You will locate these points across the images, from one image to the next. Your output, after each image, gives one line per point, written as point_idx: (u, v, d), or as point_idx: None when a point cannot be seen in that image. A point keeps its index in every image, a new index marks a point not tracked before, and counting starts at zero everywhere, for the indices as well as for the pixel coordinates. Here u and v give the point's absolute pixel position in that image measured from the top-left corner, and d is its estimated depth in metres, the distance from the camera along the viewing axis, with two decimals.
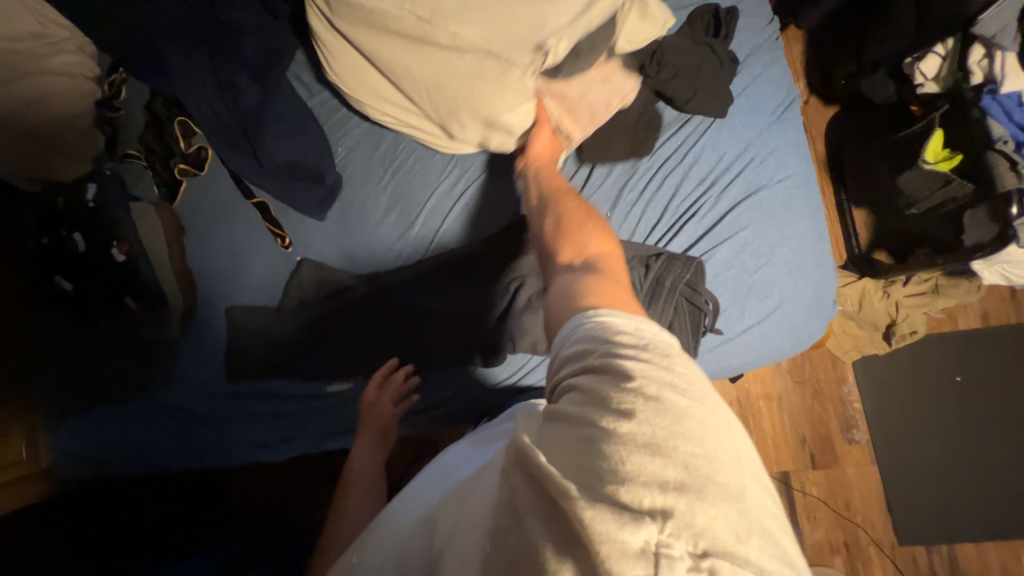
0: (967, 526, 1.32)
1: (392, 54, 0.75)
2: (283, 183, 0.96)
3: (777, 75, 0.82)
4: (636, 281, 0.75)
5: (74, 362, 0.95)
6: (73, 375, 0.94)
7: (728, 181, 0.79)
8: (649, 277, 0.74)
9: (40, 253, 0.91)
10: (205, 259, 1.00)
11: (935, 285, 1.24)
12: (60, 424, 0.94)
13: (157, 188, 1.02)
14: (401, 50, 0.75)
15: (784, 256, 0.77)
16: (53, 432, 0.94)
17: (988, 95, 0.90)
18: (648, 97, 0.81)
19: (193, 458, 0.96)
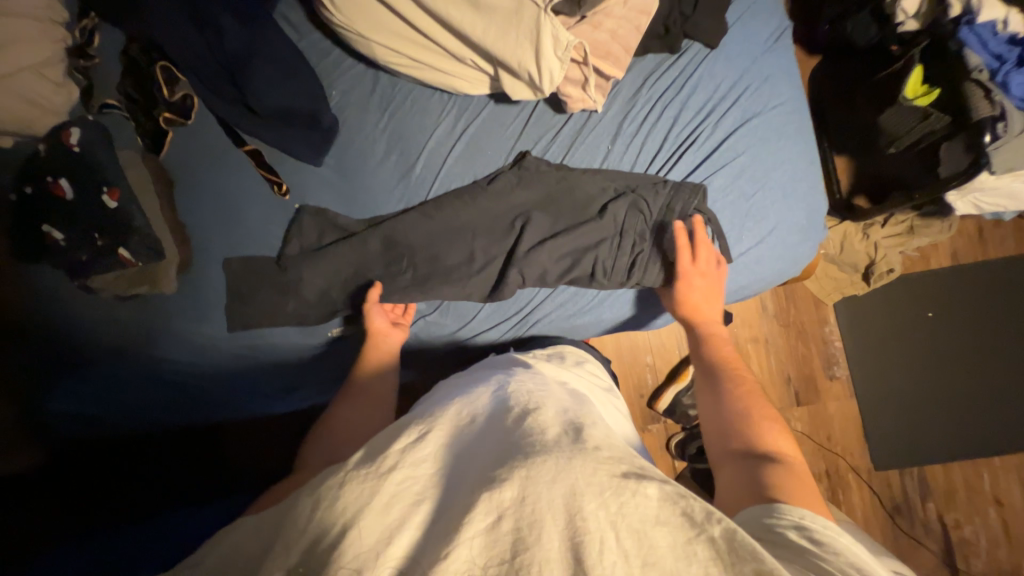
0: (937, 451, 1.42)
1: None
2: (278, 129, 0.95)
3: (772, 4, 0.82)
4: (646, 208, 0.82)
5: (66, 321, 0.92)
6: (68, 333, 0.92)
7: (725, 109, 0.81)
8: (658, 204, 0.82)
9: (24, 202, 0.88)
10: (197, 212, 0.96)
11: (910, 226, 1.30)
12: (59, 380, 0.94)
13: (142, 139, 0.97)
14: None
15: (778, 180, 0.80)
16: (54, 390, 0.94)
17: (965, 27, 0.93)
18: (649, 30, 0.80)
19: (211, 405, 1.00)
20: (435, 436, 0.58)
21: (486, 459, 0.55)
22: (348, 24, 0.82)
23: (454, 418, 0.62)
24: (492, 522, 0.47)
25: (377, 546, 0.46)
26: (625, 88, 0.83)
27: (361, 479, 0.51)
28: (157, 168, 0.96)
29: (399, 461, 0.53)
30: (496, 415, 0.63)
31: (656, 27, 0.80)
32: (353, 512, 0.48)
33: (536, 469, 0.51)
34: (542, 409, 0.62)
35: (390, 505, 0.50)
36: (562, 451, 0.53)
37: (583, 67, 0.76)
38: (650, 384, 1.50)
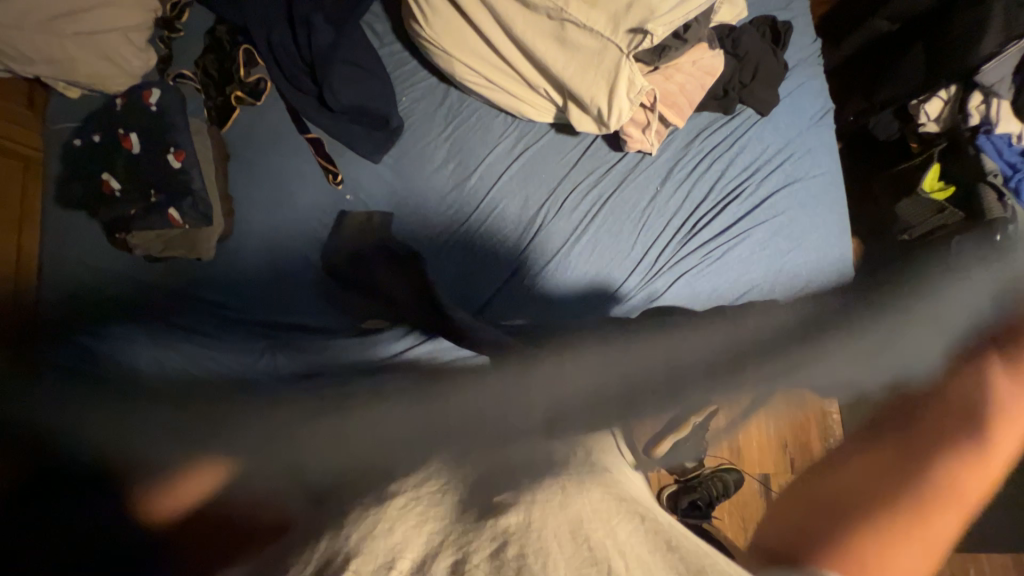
0: None
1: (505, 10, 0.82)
2: (346, 123, 0.99)
3: (821, 86, 0.91)
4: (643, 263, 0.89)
5: (107, 275, 0.95)
6: (97, 288, 0.95)
7: (769, 170, 0.87)
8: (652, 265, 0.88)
9: (99, 151, 0.93)
10: (249, 187, 0.99)
11: None
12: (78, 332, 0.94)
13: (209, 111, 1.02)
14: (511, 10, 0.82)
15: (811, 243, 0.86)
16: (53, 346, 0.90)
17: (983, 135, 1.05)
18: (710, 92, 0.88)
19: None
20: (443, 472, 0.53)
21: (494, 489, 0.48)
22: (435, 40, 0.89)
23: (462, 463, 0.57)
24: (497, 546, 0.37)
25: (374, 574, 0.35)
26: (678, 137, 0.90)
27: (364, 513, 0.43)
28: (219, 140, 0.99)
29: (403, 493, 0.46)
30: (505, 458, 0.57)
31: (716, 90, 0.88)
32: (356, 540, 0.38)
33: (552, 495, 0.44)
34: (554, 452, 0.58)
35: (395, 529, 0.39)
36: (572, 482, 0.47)
37: (649, 112, 0.84)
38: (650, 431, 1.50)
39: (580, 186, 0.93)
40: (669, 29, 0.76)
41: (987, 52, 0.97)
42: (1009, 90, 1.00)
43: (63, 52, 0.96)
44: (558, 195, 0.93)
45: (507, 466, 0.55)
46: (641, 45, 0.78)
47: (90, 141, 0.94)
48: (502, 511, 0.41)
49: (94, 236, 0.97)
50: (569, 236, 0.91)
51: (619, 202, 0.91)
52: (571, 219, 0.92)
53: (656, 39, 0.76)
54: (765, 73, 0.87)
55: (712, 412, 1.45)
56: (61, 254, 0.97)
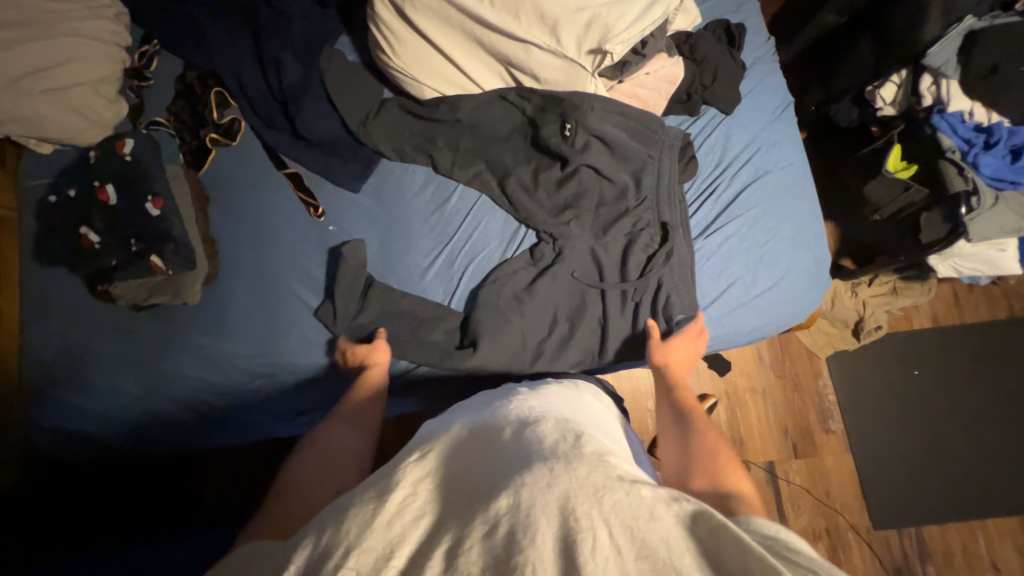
0: (931, 510, 1.44)
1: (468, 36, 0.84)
2: (324, 156, 1.00)
3: (778, 81, 0.95)
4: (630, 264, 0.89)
5: (92, 328, 0.95)
6: (84, 343, 0.94)
7: (739, 167, 0.90)
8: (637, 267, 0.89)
9: (75, 205, 0.93)
10: (229, 227, 0.99)
11: (893, 287, 1.41)
12: (69, 388, 0.93)
13: (184, 156, 1.02)
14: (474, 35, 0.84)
15: (788, 232, 0.88)
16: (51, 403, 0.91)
17: (937, 114, 1.07)
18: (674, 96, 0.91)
19: (213, 428, 0.99)
20: (437, 450, 0.58)
21: (483, 469, 0.54)
22: (403, 68, 0.90)
23: (448, 437, 0.61)
24: (489, 528, 0.44)
25: (380, 563, 0.42)
26: (654, 136, 0.87)
27: (366, 499, 0.49)
28: (196, 184, 0.99)
29: (401, 478, 0.51)
30: (493, 430, 0.62)
31: (679, 94, 0.90)
32: (356, 533, 0.45)
33: (536, 476, 0.48)
34: (539, 423, 0.62)
35: (394, 519, 0.46)
36: (560, 457, 0.52)
37: (616, 124, 0.86)
38: (651, 430, 1.52)
39: (561, 186, 0.90)
40: (626, 46, 0.79)
41: (930, 36, 1.02)
42: (954, 70, 1.03)
43: (31, 110, 0.96)
44: (540, 198, 0.91)
45: (497, 438, 0.60)
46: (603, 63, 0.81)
47: (64, 196, 0.94)
48: (496, 496, 0.47)
49: (76, 290, 0.96)
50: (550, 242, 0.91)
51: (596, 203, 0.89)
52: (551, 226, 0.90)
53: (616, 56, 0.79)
54: (725, 74, 0.90)
55: (711, 404, 1.42)
56: (44, 312, 0.96)
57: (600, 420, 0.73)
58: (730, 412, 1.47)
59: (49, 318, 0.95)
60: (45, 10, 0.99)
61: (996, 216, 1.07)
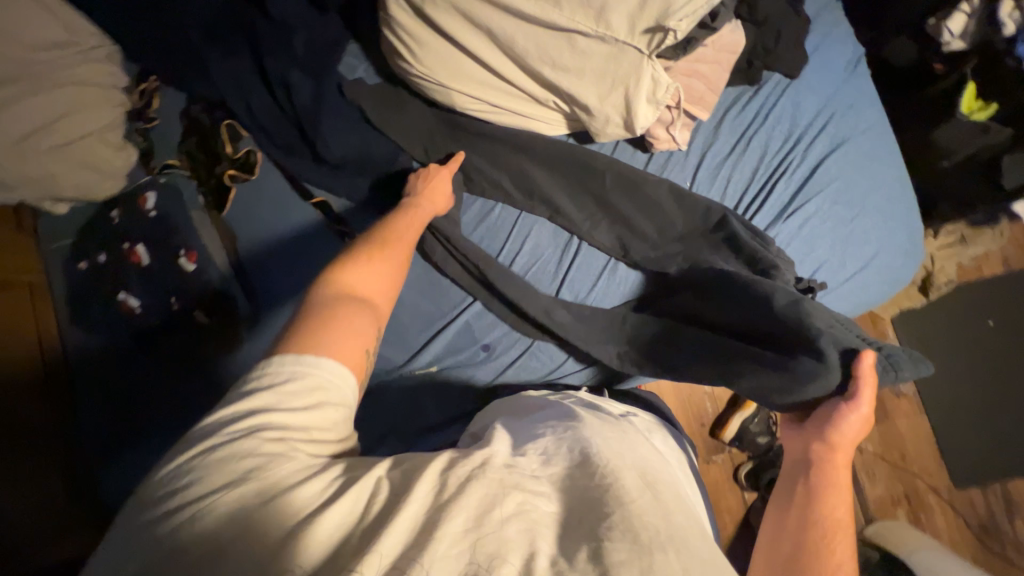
0: (1018, 464, 1.37)
1: (498, 30, 0.75)
2: (352, 179, 0.93)
3: (846, 33, 0.84)
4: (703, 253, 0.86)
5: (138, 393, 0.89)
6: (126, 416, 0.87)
7: (812, 137, 0.81)
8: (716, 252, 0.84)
9: (100, 270, 0.89)
10: (266, 269, 0.94)
11: (962, 236, 1.31)
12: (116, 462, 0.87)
13: (203, 196, 0.95)
14: (504, 28, 0.75)
15: (876, 203, 0.79)
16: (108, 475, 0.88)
17: (1023, 45, 0.95)
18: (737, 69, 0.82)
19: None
20: (559, 462, 0.53)
21: (604, 512, 0.45)
22: (430, 75, 0.83)
23: (568, 444, 0.55)
24: None
25: (491, 558, 0.41)
26: (709, 139, 0.83)
27: (483, 486, 0.48)
28: (223, 226, 0.94)
29: (523, 483, 0.49)
30: (614, 452, 0.55)
31: (739, 63, 0.81)
32: (473, 532, 0.43)
33: (661, 561, 0.41)
34: (664, 488, 0.52)
35: (507, 525, 0.44)
36: (696, 557, 0.44)
37: (675, 110, 0.77)
38: (712, 412, 1.47)
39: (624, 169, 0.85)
40: (693, 20, 0.69)
41: None
42: None
43: (41, 171, 0.91)
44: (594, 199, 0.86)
45: (621, 479, 0.50)
46: (663, 44, 0.70)
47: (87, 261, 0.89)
48: (619, 564, 0.40)
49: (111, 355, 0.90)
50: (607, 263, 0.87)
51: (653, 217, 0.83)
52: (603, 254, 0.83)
53: (678, 36, 0.69)
54: (789, 33, 0.79)
55: None
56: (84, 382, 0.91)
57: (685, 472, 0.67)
58: None
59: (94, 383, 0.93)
60: (35, 60, 0.92)
61: None
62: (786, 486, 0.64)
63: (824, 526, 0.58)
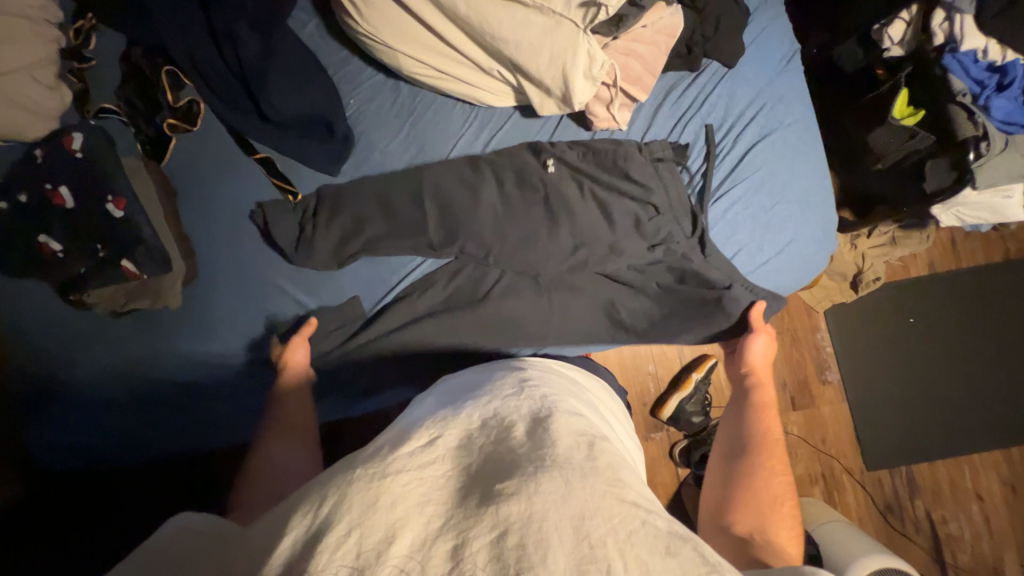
0: (922, 451, 1.50)
1: None
2: (293, 138, 0.92)
3: (783, 28, 0.87)
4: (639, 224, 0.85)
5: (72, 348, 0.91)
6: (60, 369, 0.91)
7: (742, 126, 0.84)
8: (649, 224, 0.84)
9: (20, 213, 0.85)
10: (203, 221, 0.93)
11: (892, 236, 1.37)
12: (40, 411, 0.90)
13: (140, 145, 0.94)
14: None
15: (795, 193, 0.84)
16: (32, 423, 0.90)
17: (948, 55, 1.02)
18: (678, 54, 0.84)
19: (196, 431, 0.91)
20: (447, 438, 0.52)
21: (494, 460, 0.49)
22: (376, 36, 0.83)
23: (462, 415, 0.56)
24: (499, 533, 0.41)
25: (379, 547, 0.40)
26: (647, 123, 0.86)
27: (367, 478, 0.46)
28: (159, 177, 0.92)
29: (407, 462, 0.48)
30: (507, 413, 0.57)
31: (679, 48, 0.84)
32: (358, 511, 0.42)
33: (546, 482, 0.45)
34: (554, 418, 0.55)
35: (394, 503, 0.44)
36: (578, 463, 0.48)
37: (612, 88, 0.79)
38: (653, 391, 1.54)
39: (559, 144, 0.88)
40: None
41: None
42: (968, 4, 0.96)
43: None
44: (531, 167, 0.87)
45: (510, 432, 0.53)
46: (597, 21, 0.74)
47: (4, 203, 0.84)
48: (508, 497, 0.44)
49: (45, 299, 0.90)
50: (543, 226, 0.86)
51: (561, 239, 0.85)
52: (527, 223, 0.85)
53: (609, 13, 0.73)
54: (728, 23, 0.82)
55: (709, 364, 1.52)
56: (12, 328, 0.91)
57: (606, 414, 0.72)
58: (730, 368, 1.55)
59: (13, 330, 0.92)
60: None
61: (1005, 161, 1.03)
62: (734, 411, 0.81)
63: (767, 410, 0.80)
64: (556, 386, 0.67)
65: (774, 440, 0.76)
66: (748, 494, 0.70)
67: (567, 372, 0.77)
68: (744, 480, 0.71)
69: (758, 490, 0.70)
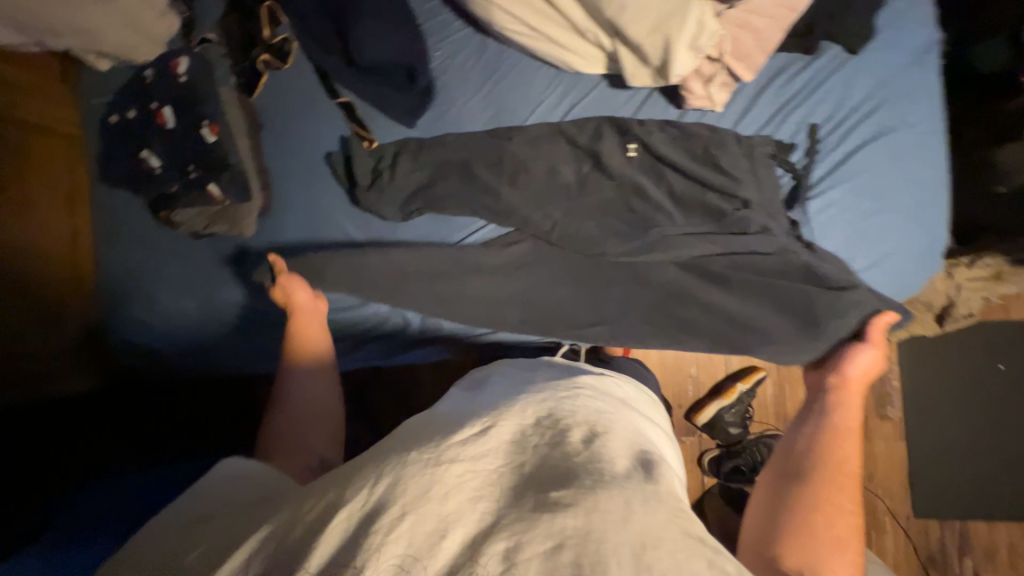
0: (984, 509, 1.37)
1: None
2: (376, 84, 0.92)
3: (925, 13, 0.77)
4: (723, 218, 0.78)
5: (159, 264, 1.01)
6: (148, 277, 1.01)
7: (855, 122, 0.76)
8: (733, 219, 0.77)
9: (129, 129, 0.92)
10: (282, 158, 0.97)
11: (1000, 271, 1.14)
12: (128, 314, 1.01)
13: (235, 78, 0.98)
14: None
15: (905, 203, 0.75)
16: (121, 322, 1.02)
17: None
18: (796, 31, 0.76)
19: (250, 349, 1.02)
20: (501, 431, 0.57)
21: (548, 470, 0.52)
22: None
23: (517, 416, 0.60)
24: (554, 543, 0.44)
25: (433, 536, 0.45)
26: (745, 110, 0.79)
27: (426, 463, 0.50)
28: (248, 110, 0.96)
29: (461, 453, 0.52)
30: (562, 423, 0.59)
31: (799, 26, 0.75)
32: (414, 496, 0.47)
33: (603, 501, 0.48)
34: (607, 437, 0.58)
35: (449, 494, 0.48)
36: (636, 487, 0.51)
37: (717, 63, 0.73)
38: (692, 396, 1.48)
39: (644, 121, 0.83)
40: None
41: None
42: None
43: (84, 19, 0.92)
44: (609, 147, 0.83)
45: (563, 441, 0.56)
46: None
47: (120, 119, 0.93)
48: (566, 507, 0.47)
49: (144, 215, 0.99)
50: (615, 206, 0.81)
51: (634, 225, 0.80)
52: (602, 198, 0.81)
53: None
54: (861, 1, 0.73)
55: (757, 377, 1.44)
56: (113, 235, 1.02)
57: (654, 429, 0.73)
58: (779, 384, 1.47)
59: (113, 237, 1.02)
60: None
61: None
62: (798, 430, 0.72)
63: (839, 431, 0.70)
64: (609, 402, 0.69)
65: (843, 466, 0.66)
66: (801, 527, 0.59)
67: (617, 382, 0.78)
68: (803, 511, 0.61)
69: (816, 527, 0.59)
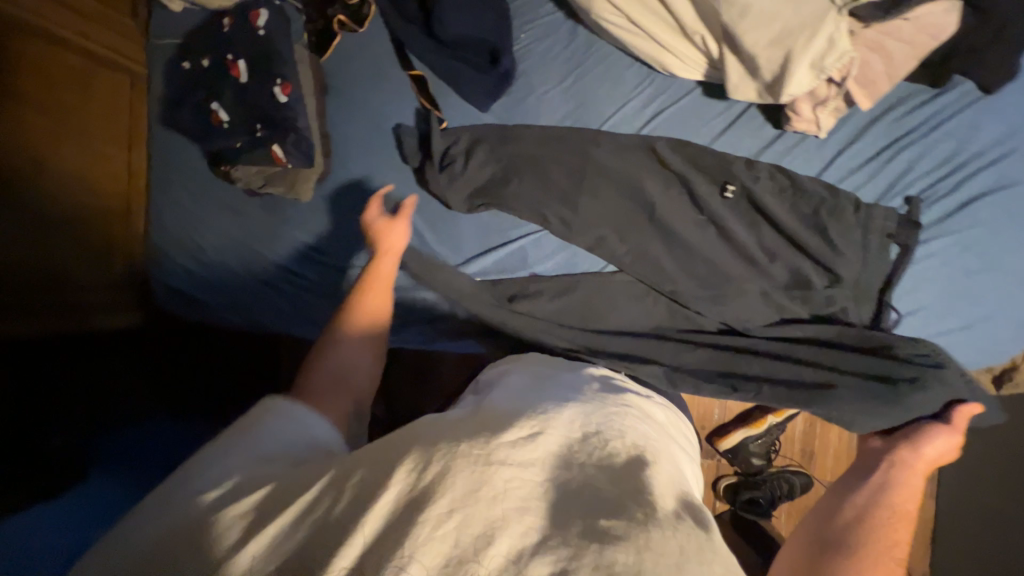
0: None
1: None
2: (454, 60, 0.87)
3: None
4: (811, 288, 0.75)
5: (211, 217, 1.00)
6: (199, 229, 1.00)
7: (975, 170, 0.70)
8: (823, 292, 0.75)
9: (200, 78, 0.91)
10: (346, 125, 0.94)
11: None
12: (177, 261, 1.02)
13: (307, 35, 0.94)
14: None
15: (1016, 265, 0.70)
16: (170, 269, 1.03)
17: None
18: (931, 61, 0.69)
19: (287, 315, 1.00)
20: (548, 441, 0.51)
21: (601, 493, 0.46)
22: None
23: (568, 423, 0.54)
24: None
25: (479, 542, 0.42)
26: (851, 141, 0.74)
27: (472, 460, 0.46)
28: (318, 71, 0.92)
29: (509, 454, 0.48)
30: (616, 444, 0.53)
31: (934, 55, 0.68)
32: (461, 492, 0.44)
33: (659, 543, 0.42)
34: (657, 467, 0.52)
35: (496, 499, 0.44)
36: (689, 530, 0.45)
37: (835, 87, 0.67)
38: (717, 420, 1.44)
39: (737, 141, 0.78)
40: None
41: None
42: None
43: None
44: (704, 189, 0.77)
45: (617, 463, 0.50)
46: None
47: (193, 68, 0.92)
48: (616, 541, 0.42)
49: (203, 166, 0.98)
50: (697, 242, 0.78)
51: (716, 272, 0.78)
52: (678, 222, 0.78)
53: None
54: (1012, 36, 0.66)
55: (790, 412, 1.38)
56: (169, 181, 1.01)
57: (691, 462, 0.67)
58: (810, 422, 1.42)
59: (169, 183, 1.01)
60: None
61: None
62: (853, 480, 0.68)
63: (894, 514, 0.61)
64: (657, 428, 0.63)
65: (894, 548, 0.57)
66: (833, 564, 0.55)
67: (661, 404, 0.72)
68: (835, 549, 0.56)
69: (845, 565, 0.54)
